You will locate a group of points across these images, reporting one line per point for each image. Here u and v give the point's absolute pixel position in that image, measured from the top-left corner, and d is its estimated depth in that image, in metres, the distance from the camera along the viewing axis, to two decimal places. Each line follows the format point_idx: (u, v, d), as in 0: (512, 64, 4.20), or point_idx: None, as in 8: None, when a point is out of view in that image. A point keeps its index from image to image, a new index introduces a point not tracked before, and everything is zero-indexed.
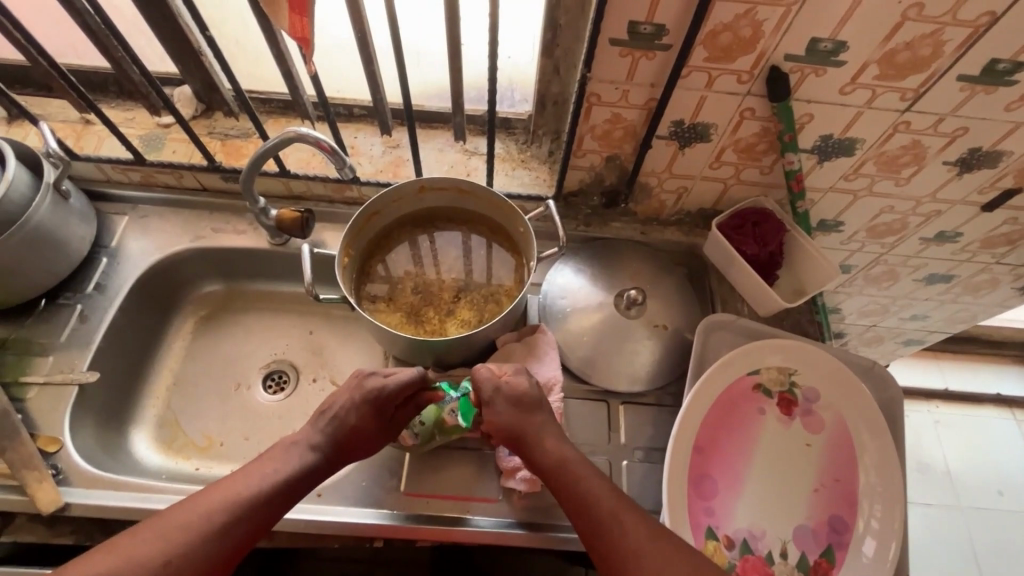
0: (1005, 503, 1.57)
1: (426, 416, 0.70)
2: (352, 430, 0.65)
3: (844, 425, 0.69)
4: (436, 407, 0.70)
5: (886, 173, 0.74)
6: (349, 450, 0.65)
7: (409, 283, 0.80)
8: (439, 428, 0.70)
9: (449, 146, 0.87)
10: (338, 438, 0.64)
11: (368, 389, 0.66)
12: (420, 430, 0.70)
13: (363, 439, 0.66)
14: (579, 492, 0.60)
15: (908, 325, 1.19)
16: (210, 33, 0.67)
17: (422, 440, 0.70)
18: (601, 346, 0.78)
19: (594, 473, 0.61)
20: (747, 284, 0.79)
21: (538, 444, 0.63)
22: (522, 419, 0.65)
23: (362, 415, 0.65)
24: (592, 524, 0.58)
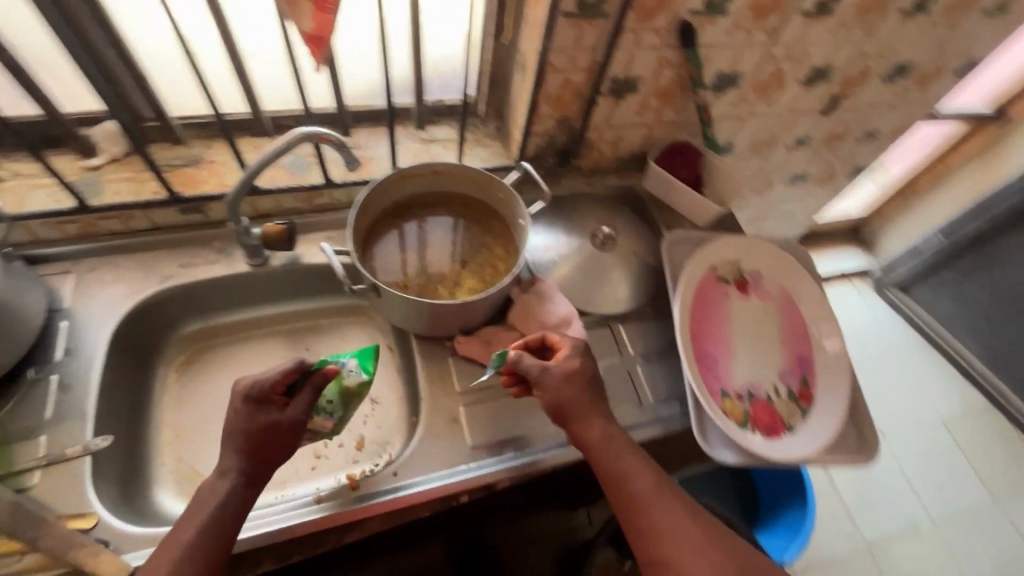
0: (862, 348, 2.11)
1: (331, 394, 0.68)
2: (253, 437, 0.62)
3: (785, 288, 0.89)
4: (337, 380, 0.67)
5: (761, 96, 0.95)
6: (269, 455, 0.63)
7: (408, 268, 0.85)
8: (349, 397, 0.69)
9: (408, 139, 0.92)
10: (249, 450, 0.62)
11: (245, 391, 0.63)
12: (336, 409, 0.68)
13: (275, 438, 0.63)
14: (622, 467, 0.67)
15: (782, 224, 1.49)
16: None
17: (342, 416, 0.69)
18: (592, 280, 0.90)
19: (632, 450, 0.69)
20: (686, 203, 0.96)
21: (586, 423, 0.69)
22: (577, 399, 0.69)
23: (257, 416, 0.63)
24: (631, 500, 0.66)
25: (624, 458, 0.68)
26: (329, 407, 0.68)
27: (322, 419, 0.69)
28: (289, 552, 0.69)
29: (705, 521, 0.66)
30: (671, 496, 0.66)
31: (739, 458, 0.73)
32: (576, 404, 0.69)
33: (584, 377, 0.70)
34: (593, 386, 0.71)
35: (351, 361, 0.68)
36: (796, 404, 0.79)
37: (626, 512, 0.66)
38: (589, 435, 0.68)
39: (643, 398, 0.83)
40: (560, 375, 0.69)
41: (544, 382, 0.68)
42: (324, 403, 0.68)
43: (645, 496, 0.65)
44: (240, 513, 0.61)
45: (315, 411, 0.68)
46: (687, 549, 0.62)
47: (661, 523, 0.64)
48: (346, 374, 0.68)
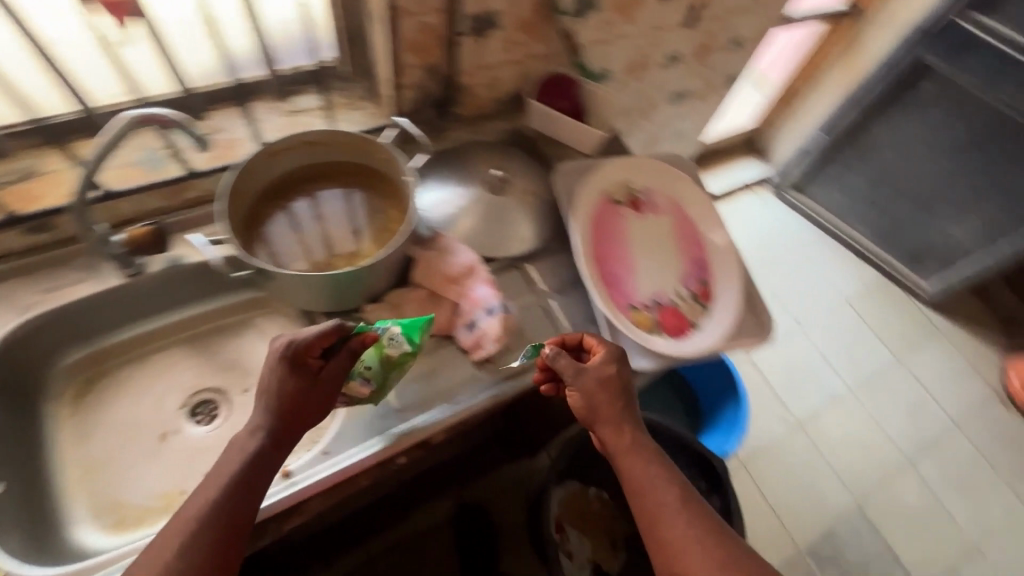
0: (769, 250, 2.28)
1: (371, 360, 0.70)
2: (289, 397, 0.64)
3: (675, 199, 0.93)
4: (376, 347, 0.70)
5: (623, 16, 0.97)
6: (300, 416, 0.65)
7: (302, 247, 0.81)
8: (388, 365, 0.70)
9: (273, 113, 0.86)
10: (280, 410, 0.64)
11: (283, 352, 0.64)
12: (373, 376, 0.70)
13: (306, 401, 0.65)
14: (639, 470, 0.68)
15: (675, 143, 1.55)
16: None
17: (379, 385, 0.71)
18: (494, 225, 0.90)
19: (654, 457, 0.69)
20: (572, 133, 0.96)
21: (614, 427, 0.70)
22: (607, 403, 0.71)
23: (291, 378, 0.64)
24: (652, 508, 0.65)
25: (646, 465, 0.68)
26: (367, 373, 0.70)
27: (359, 385, 0.71)
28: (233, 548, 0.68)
29: (725, 529, 0.64)
30: (694, 508, 0.65)
31: (655, 362, 0.78)
32: (606, 408, 0.70)
33: (618, 381, 0.72)
34: (628, 395, 0.72)
35: (394, 329, 0.70)
36: (699, 303, 0.85)
37: (646, 519, 0.65)
38: (616, 438, 0.69)
39: (560, 327, 0.85)
40: (595, 379, 0.71)
41: (576, 382, 0.70)
42: (363, 367, 0.70)
43: (664, 504, 0.65)
44: (268, 474, 0.62)
45: (353, 376, 0.70)
46: (705, 553, 0.61)
47: (678, 528, 0.63)
48: (387, 342, 0.69)
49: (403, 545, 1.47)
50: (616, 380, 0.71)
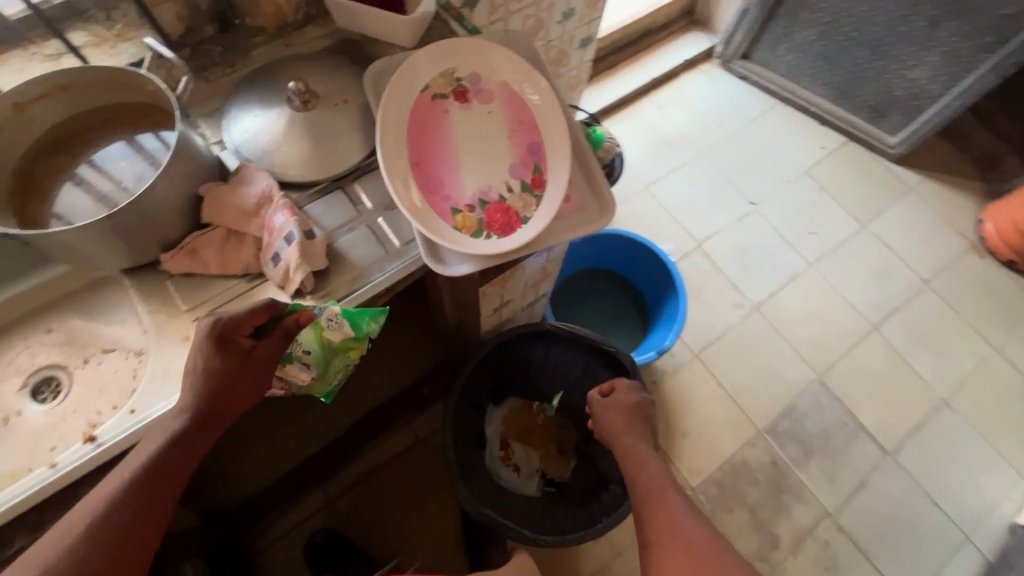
0: (720, 131, 2.12)
1: (309, 346, 0.73)
2: (216, 376, 0.67)
3: (506, 82, 0.82)
4: (314, 329, 0.71)
5: None
6: (231, 393, 0.69)
7: (85, 199, 0.75)
8: (327, 349, 0.74)
9: (32, 61, 0.78)
10: (204, 389, 0.67)
11: (211, 331, 0.67)
12: (311, 360, 0.75)
13: (235, 379, 0.68)
14: (642, 459, 0.92)
15: (569, 26, 1.40)
16: None
17: (318, 368, 0.76)
18: (306, 145, 0.80)
19: (656, 458, 0.93)
20: (379, 25, 0.84)
21: (629, 442, 0.96)
22: (617, 415, 1.03)
23: (218, 355, 0.67)
24: (644, 490, 0.86)
25: (643, 448, 0.96)
26: (306, 357, 0.74)
27: (297, 368, 0.75)
28: (43, 518, 0.67)
29: (695, 508, 0.81)
30: (688, 525, 0.77)
31: (473, 267, 0.73)
32: (623, 426, 1.01)
33: (636, 405, 1.05)
34: (636, 415, 1.03)
35: (332, 311, 0.71)
36: (530, 194, 0.77)
37: (636, 502, 0.86)
38: (640, 454, 0.93)
39: (387, 244, 0.79)
40: (608, 408, 1.05)
41: (595, 408, 1.07)
42: (301, 351, 0.74)
43: (654, 487, 0.86)
44: (189, 453, 0.66)
45: (291, 359, 0.74)
46: (669, 515, 0.79)
47: (656, 499, 0.83)
48: (325, 323, 0.71)
49: (362, 481, 1.53)
50: (635, 406, 1.04)
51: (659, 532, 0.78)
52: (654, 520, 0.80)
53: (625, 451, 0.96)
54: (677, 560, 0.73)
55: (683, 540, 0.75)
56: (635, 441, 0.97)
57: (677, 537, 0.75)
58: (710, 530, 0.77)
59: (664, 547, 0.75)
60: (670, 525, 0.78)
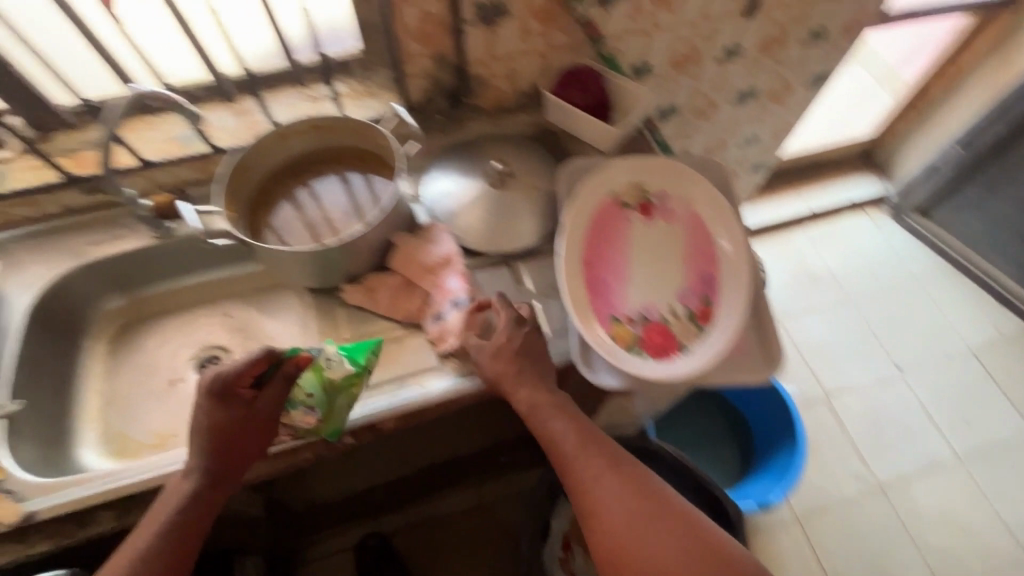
0: (879, 282, 1.95)
1: (311, 387, 0.69)
2: (219, 433, 0.67)
3: (693, 207, 0.83)
4: (313, 369, 0.69)
5: (659, 4, 0.89)
6: (233, 446, 0.68)
7: (301, 225, 0.86)
8: (331, 388, 0.69)
9: (299, 99, 0.92)
10: (210, 447, 0.67)
11: (211, 387, 0.67)
12: (315, 404, 0.69)
13: (238, 434, 0.68)
14: (556, 432, 0.70)
15: (748, 151, 1.40)
16: None
17: (323, 412, 0.69)
18: (490, 220, 0.86)
19: (571, 413, 0.72)
20: (589, 129, 0.90)
21: (546, 424, 0.71)
22: (507, 362, 0.70)
23: (220, 411, 0.67)
24: (576, 482, 0.69)
25: (543, 398, 0.71)
26: (308, 401, 0.69)
27: (303, 413, 0.70)
28: None
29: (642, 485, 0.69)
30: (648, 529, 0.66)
31: (619, 382, 0.72)
32: (507, 374, 0.70)
33: (518, 342, 0.70)
34: (528, 354, 0.71)
35: (330, 351, 0.71)
36: (693, 323, 0.75)
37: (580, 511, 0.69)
38: (556, 412, 0.71)
39: (539, 332, 0.81)
40: (490, 354, 0.71)
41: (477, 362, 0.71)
42: (303, 395, 0.69)
43: (590, 481, 0.68)
44: (206, 509, 0.67)
45: (295, 405, 0.70)
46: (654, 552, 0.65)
47: (605, 506, 0.67)
48: (324, 362, 0.70)
49: (422, 524, 1.53)
50: (526, 349, 0.71)
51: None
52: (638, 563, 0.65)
53: (520, 405, 0.71)
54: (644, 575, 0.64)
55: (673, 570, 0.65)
56: (547, 416, 0.71)
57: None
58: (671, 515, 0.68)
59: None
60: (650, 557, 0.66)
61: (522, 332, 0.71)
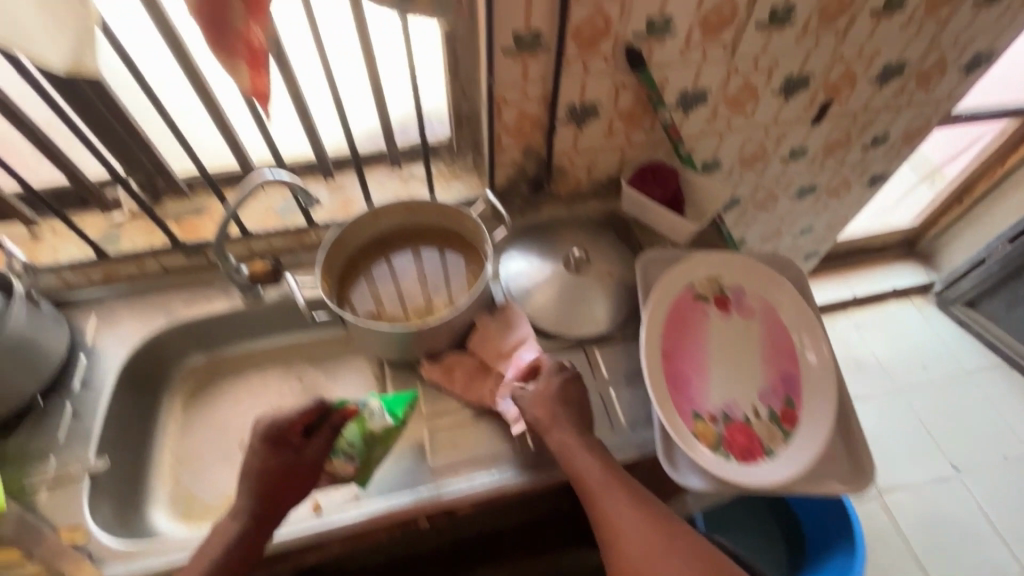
0: (928, 374, 1.90)
1: (353, 437, 0.74)
2: (267, 476, 0.69)
3: (771, 304, 0.84)
4: (358, 421, 0.75)
5: (735, 110, 0.94)
6: (282, 491, 0.70)
7: (385, 300, 0.90)
8: (370, 440, 0.75)
9: (389, 177, 0.98)
10: (260, 490, 0.69)
11: (266, 432, 0.70)
12: (355, 453, 0.75)
13: (288, 478, 0.70)
14: (582, 468, 0.69)
15: (802, 239, 1.42)
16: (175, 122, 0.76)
17: (362, 461, 0.75)
18: (566, 305, 0.88)
19: (599, 452, 0.70)
20: (664, 221, 0.94)
21: (579, 461, 0.70)
22: (546, 408, 0.73)
23: (275, 455, 0.70)
24: (602, 518, 0.68)
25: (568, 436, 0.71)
26: (350, 450, 0.74)
27: (343, 462, 0.75)
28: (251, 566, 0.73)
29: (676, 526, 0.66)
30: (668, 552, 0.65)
31: (705, 484, 0.70)
32: (541, 410, 0.73)
33: (559, 389, 0.74)
34: (566, 400, 0.74)
35: (374, 404, 0.76)
36: (778, 426, 0.75)
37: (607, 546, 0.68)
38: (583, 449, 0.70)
39: (615, 421, 0.81)
40: (531, 396, 0.74)
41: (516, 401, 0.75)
42: (346, 444, 0.75)
43: (616, 518, 0.67)
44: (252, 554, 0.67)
45: (337, 453, 0.75)
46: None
47: (624, 533, 0.66)
48: (368, 415, 0.75)
49: None
50: (569, 397, 0.74)
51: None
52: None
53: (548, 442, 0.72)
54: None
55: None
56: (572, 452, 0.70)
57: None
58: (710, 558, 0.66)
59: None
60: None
61: (560, 377, 0.76)
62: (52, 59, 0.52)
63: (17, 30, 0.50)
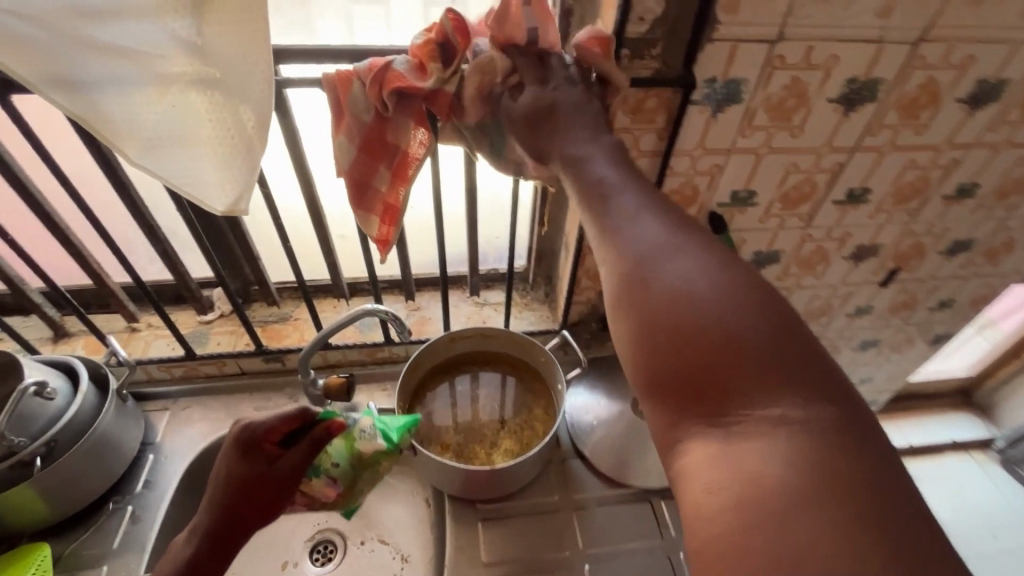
0: (1002, 544, 1.68)
1: (339, 457, 0.70)
2: (233, 487, 0.62)
3: None
4: (345, 437, 0.71)
5: (806, 270, 0.97)
6: (246, 507, 0.62)
7: (452, 426, 0.90)
8: (358, 464, 0.71)
9: (464, 302, 1.02)
10: (225, 502, 0.61)
11: (238, 436, 0.64)
12: (339, 475, 0.70)
13: (256, 491, 0.62)
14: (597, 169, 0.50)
15: (860, 388, 1.38)
16: (290, 244, 0.82)
17: (346, 485, 0.70)
18: (630, 452, 0.87)
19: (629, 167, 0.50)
20: None
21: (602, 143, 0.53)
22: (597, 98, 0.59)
23: (244, 463, 0.63)
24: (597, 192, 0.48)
25: (591, 163, 0.51)
26: (333, 472, 0.69)
27: (324, 484, 0.70)
28: None
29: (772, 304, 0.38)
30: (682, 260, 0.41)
31: None
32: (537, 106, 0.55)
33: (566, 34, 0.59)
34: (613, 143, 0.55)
35: (366, 423, 0.73)
36: None
37: (635, 347, 0.40)
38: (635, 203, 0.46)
39: None
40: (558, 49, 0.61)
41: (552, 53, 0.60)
42: (329, 464, 0.69)
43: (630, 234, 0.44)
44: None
45: (318, 473, 0.69)
46: (692, 282, 0.39)
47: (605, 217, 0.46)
48: (358, 434, 0.71)
49: None
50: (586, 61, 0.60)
51: (729, 462, 0.33)
52: (707, 425, 0.36)
53: (556, 152, 0.54)
54: (651, 293, 0.40)
55: (842, 506, 0.30)
56: (592, 177, 0.50)
57: (700, 326, 0.37)
58: (833, 388, 0.35)
59: (738, 521, 0.31)
60: (784, 463, 0.32)
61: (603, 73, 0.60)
62: (213, 203, 0.59)
63: (192, 180, 0.57)
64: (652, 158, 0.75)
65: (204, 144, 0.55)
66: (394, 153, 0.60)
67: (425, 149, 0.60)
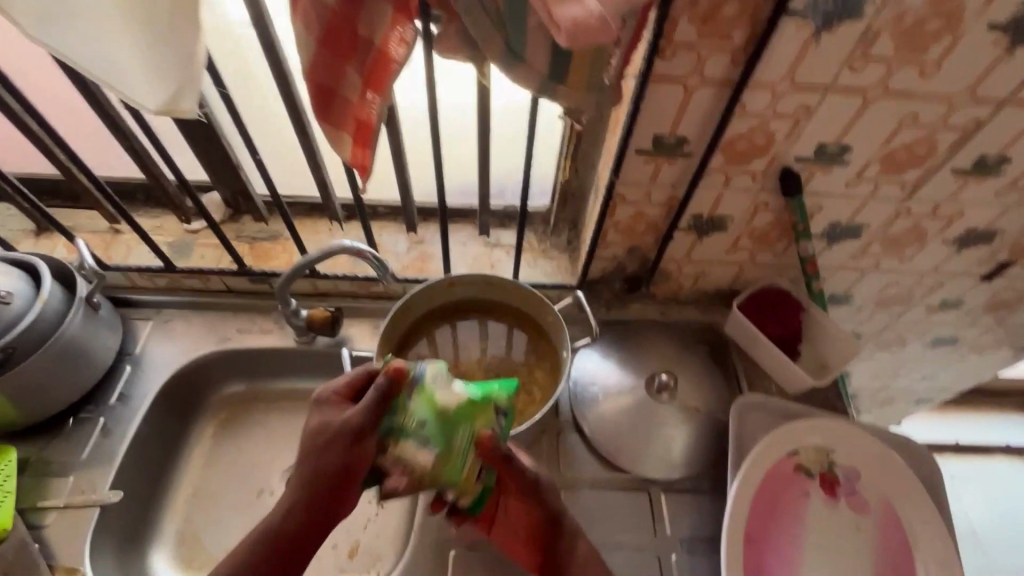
0: None
1: (421, 414, 0.53)
2: (312, 446, 0.57)
3: (888, 506, 0.72)
4: (420, 392, 0.54)
5: (892, 251, 0.78)
6: (325, 465, 0.56)
7: None
8: (444, 420, 0.52)
9: (472, 240, 0.89)
10: (306, 462, 0.57)
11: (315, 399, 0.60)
12: (430, 437, 0.52)
13: (328, 447, 0.56)
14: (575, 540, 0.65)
15: (919, 385, 1.21)
16: (259, 156, 0.72)
17: (441, 447, 0.52)
18: (635, 436, 0.77)
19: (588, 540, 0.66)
20: (774, 362, 0.80)
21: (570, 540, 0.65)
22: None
23: (318, 421, 0.58)
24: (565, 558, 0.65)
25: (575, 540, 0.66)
26: (421, 433, 0.52)
27: (415, 450, 0.53)
28: None
29: None
30: None
31: None
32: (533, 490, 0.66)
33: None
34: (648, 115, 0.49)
35: (439, 369, 0.56)
36: None
37: None
38: (560, 545, 0.65)
39: None
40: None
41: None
42: (413, 424, 0.53)
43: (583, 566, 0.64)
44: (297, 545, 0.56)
45: (405, 438, 0.53)
46: None
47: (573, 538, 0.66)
48: (432, 384, 0.54)
49: None
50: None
51: None
52: None
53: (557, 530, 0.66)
54: None
55: None
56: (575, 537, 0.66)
57: None
58: None
59: None
60: None
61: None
62: (143, 101, 0.46)
63: (110, 68, 0.44)
64: (719, 89, 0.57)
65: (118, 18, 0.42)
66: (367, 52, 0.45)
67: (406, 49, 0.45)
